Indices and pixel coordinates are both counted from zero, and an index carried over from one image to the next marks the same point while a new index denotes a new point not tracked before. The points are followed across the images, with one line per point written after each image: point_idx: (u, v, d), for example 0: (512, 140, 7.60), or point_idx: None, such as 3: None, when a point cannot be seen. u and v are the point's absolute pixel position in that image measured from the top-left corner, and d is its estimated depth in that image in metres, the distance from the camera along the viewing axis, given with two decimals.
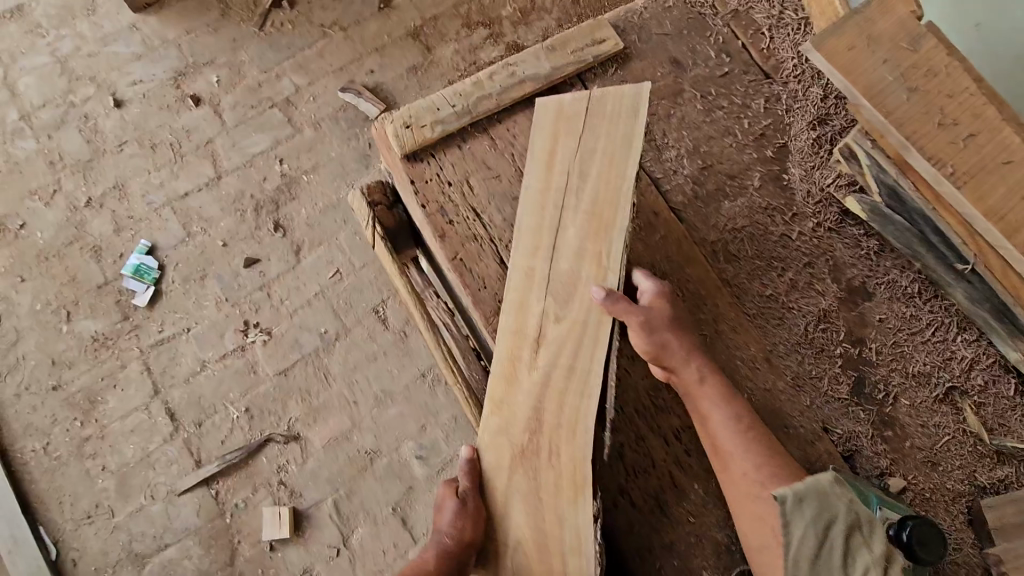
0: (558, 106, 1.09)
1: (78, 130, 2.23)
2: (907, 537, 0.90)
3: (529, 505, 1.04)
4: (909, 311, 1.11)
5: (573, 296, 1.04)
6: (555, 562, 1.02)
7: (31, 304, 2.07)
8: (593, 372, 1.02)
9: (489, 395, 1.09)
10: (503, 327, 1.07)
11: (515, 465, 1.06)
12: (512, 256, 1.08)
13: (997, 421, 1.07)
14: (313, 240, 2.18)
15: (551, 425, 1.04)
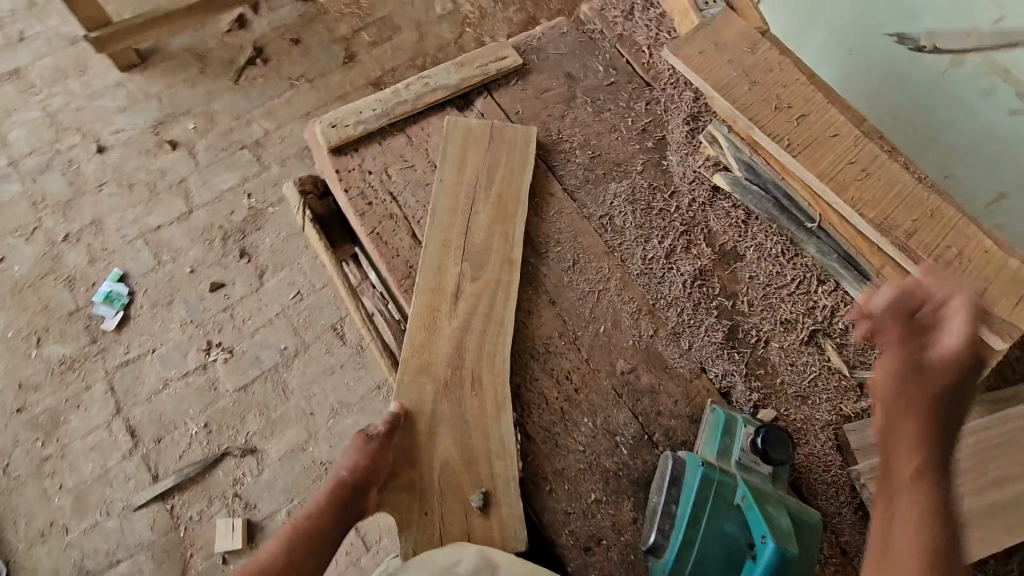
0: (465, 126, 1.31)
1: (61, 174, 2.42)
2: (760, 440, 1.01)
3: (455, 428, 1.12)
4: (774, 268, 1.27)
5: (487, 261, 1.22)
6: (485, 476, 1.09)
7: (4, 332, 2.18)
8: (507, 315, 1.19)
9: (407, 341, 1.17)
10: (419, 286, 1.19)
11: (438, 395, 1.14)
12: (429, 229, 1.23)
13: (858, 358, 1.22)
14: (276, 265, 2.35)
15: (474, 357, 1.16)
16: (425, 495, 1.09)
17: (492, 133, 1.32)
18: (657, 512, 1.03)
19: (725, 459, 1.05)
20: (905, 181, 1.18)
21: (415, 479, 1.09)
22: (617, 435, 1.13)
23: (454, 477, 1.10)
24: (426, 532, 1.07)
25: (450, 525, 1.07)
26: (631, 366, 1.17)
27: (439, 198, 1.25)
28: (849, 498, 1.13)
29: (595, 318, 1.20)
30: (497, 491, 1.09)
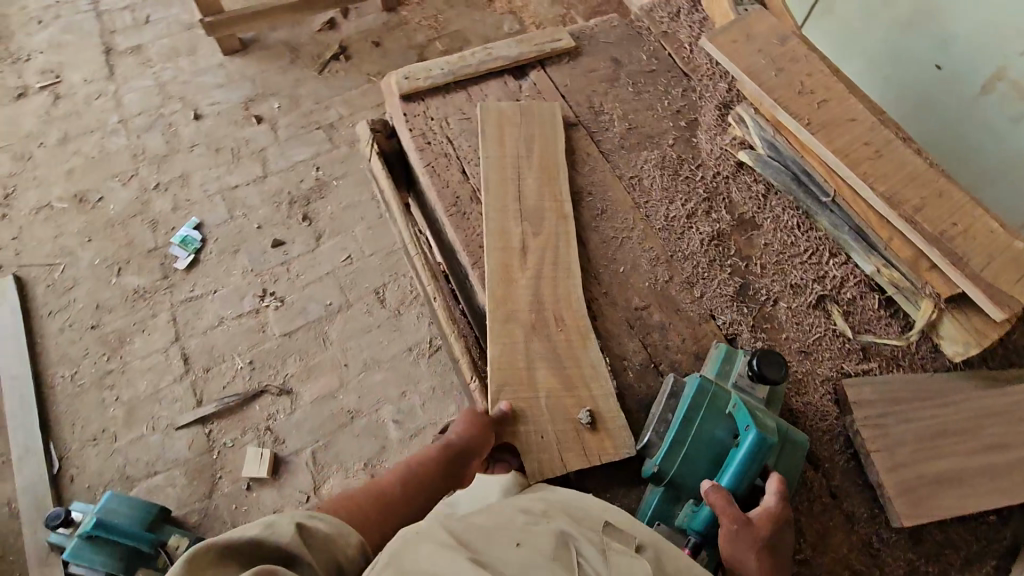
0: (497, 111, 1.48)
1: (161, 133, 2.76)
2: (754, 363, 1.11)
3: (549, 358, 1.19)
4: (789, 238, 1.36)
5: (544, 218, 1.35)
6: (589, 398, 1.16)
7: (92, 259, 2.45)
8: (572, 259, 1.31)
9: (489, 296, 1.26)
10: (490, 247, 1.32)
11: (529, 336, 1.22)
12: (486, 199, 1.37)
13: (863, 325, 1.28)
14: (333, 230, 2.57)
15: (552, 300, 1.26)
16: (531, 419, 1.14)
17: (522, 114, 1.49)
18: (652, 417, 1.12)
19: (722, 380, 1.15)
20: (916, 164, 1.27)
21: (523, 407, 1.15)
22: (626, 360, 1.23)
23: (562, 404, 1.16)
24: (545, 453, 1.11)
25: (566, 445, 1.12)
26: (645, 304, 1.29)
27: (489, 171, 1.40)
28: (842, 448, 1.18)
29: (615, 262, 1.34)
30: (602, 414, 1.15)
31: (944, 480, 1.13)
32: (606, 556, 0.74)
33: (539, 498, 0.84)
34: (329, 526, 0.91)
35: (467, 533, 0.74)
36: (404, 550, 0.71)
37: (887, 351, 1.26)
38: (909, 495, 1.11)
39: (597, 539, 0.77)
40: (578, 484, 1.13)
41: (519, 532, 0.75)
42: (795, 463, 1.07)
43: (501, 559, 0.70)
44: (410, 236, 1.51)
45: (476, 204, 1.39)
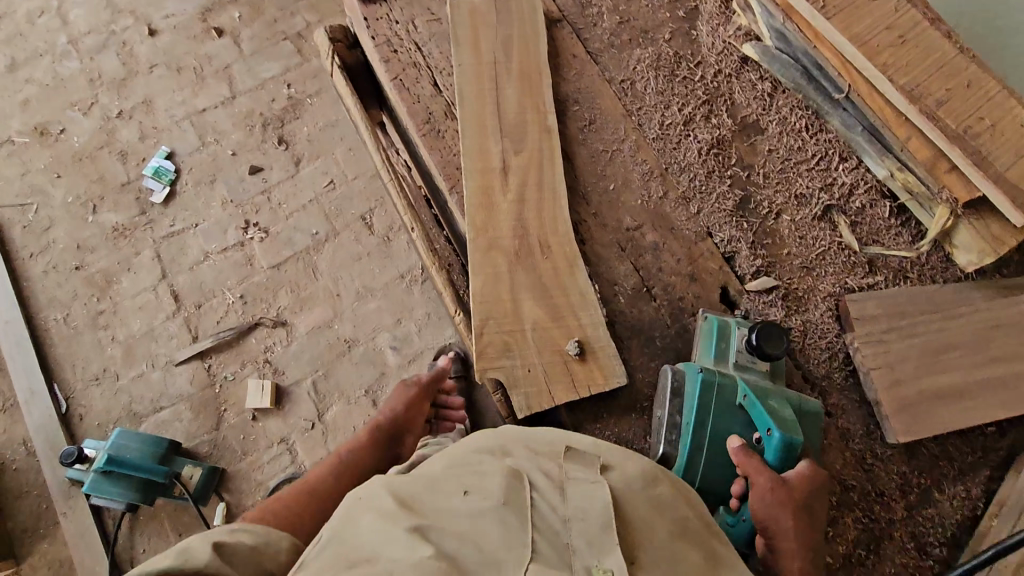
0: (470, 8, 1.30)
1: (116, 54, 2.53)
2: (756, 342, 1.01)
3: (534, 288, 1.13)
4: (796, 143, 1.24)
5: (526, 133, 1.23)
6: (577, 329, 1.11)
7: (64, 197, 2.35)
8: (558, 178, 1.20)
9: (469, 222, 1.17)
10: (467, 168, 1.20)
11: (512, 265, 1.14)
12: (462, 112, 1.24)
13: (871, 236, 1.19)
14: (312, 154, 2.42)
15: (537, 227, 1.17)
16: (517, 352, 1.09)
17: (498, 11, 1.31)
18: (660, 424, 1.03)
19: (722, 364, 1.06)
20: (944, 51, 1.12)
21: (510, 341, 1.10)
22: (617, 285, 1.17)
23: (548, 334, 1.11)
24: (533, 386, 1.08)
25: (553, 378, 1.09)
26: (637, 224, 1.20)
27: (463, 79, 1.25)
28: (841, 365, 1.14)
29: (604, 179, 1.23)
30: (590, 346, 1.10)
31: (945, 394, 1.10)
32: (560, 489, 0.76)
33: (494, 437, 0.85)
34: (255, 535, 0.88)
35: (414, 489, 0.75)
36: (350, 519, 0.72)
37: (895, 263, 1.18)
38: (907, 411, 1.08)
39: (552, 473, 0.78)
40: (568, 414, 1.10)
41: (469, 478, 0.76)
42: (813, 433, 1.01)
43: (447, 508, 0.72)
44: (380, 157, 1.43)
45: (450, 119, 1.27)
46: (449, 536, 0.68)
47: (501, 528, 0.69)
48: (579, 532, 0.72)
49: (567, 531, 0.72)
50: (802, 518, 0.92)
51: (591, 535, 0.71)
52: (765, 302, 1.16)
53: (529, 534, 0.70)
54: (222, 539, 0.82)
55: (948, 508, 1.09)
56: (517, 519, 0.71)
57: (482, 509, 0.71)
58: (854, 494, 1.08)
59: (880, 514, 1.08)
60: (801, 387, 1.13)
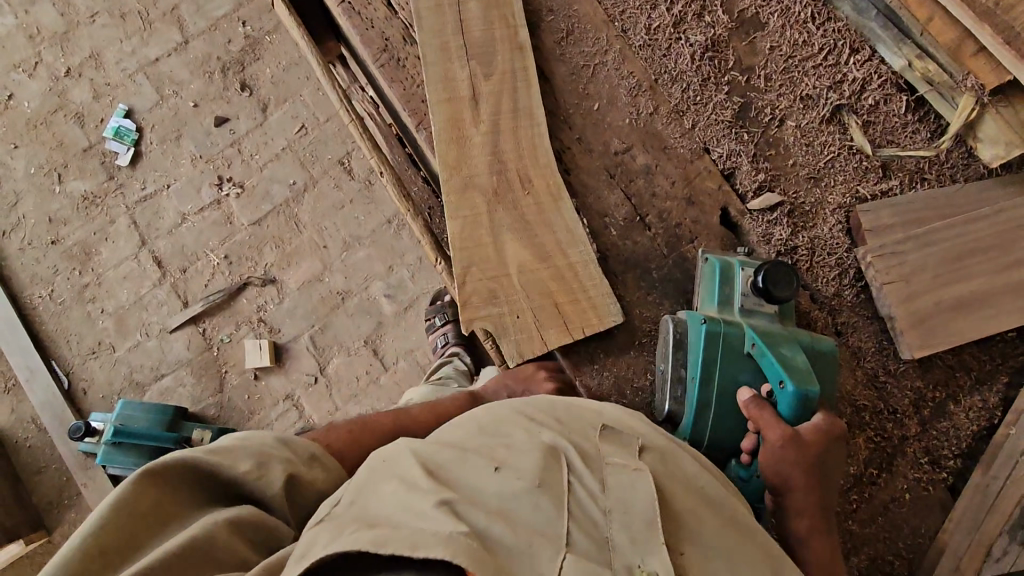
0: None
1: (51, 4, 2.32)
2: (760, 281, 0.90)
3: (518, 228, 1.04)
4: (801, 36, 1.10)
5: (495, 52, 1.10)
6: (567, 269, 1.03)
7: (26, 168, 2.23)
8: (534, 101, 1.08)
9: (440, 158, 1.06)
10: (433, 100, 1.08)
11: (491, 204, 1.05)
12: (422, 34, 1.10)
13: (886, 137, 1.07)
14: (279, 97, 2.26)
15: (514, 158, 1.07)
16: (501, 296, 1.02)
17: None
18: (665, 379, 0.93)
19: (727, 310, 0.94)
20: None
21: (496, 286, 1.03)
22: (607, 216, 1.08)
23: (536, 275, 1.03)
24: (525, 332, 1.02)
25: (545, 322, 1.02)
26: (626, 146, 1.09)
27: None
28: (853, 283, 1.06)
29: (586, 98, 1.11)
30: (584, 285, 1.03)
31: (963, 304, 1.02)
32: (601, 474, 0.65)
33: (526, 405, 0.75)
34: (330, 471, 0.80)
35: (442, 457, 0.65)
36: (371, 486, 0.63)
37: (914, 165, 1.07)
38: (925, 324, 1.01)
39: (587, 450, 0.67)
40: (563, 358, 1.04)
41: (500, 452, 0.66)
42: (829, 382, 0.89)
43: (476, 487, 0.62)
44: (340, 98, 1.30)
45: (409, 45, 1.14)
46: (480, 513, 0.58)
47: (534, 513, 0.60)
48: (621, 526, 0.61)
49: (607, 523, 0.61)
50: (816, 477, 0.78)
51: (633, 535, 0.60)
52: (768, 221, 1.07)
53: (563, 521, 0.59)
54: (298, 466, 0.75)
55: (964, 419, 1.04)
56: (551, 502, 0.61)
57: (513, 490, 0.61)
58: (865, 414, 1.04)
59: (892, 432, 1.04)
60: (809, 309, 1.05)
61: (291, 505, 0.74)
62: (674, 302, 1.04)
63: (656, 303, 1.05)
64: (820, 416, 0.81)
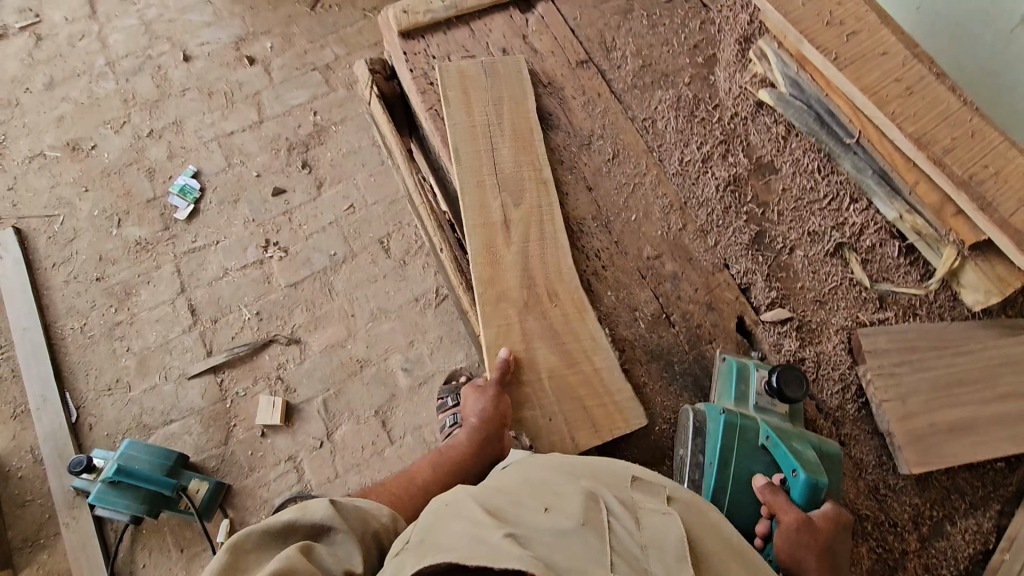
0: (458, 69, 1.37)
1: (150, 77, 2.64)
2: (774, 381, 1.02)
3: (547, 338, 1.18)
4: (809, 183, 1.31)
5: (524, 187, 1.29)
6: (592, 373, 1.16)
7: (90, 211, 2.41)
8: (558, 231, 1.26)
9: (477, 276, 1.22)
10: (468, 226, 1.25)
11: (522, 314, 1.19)
12: (462, 170, 1.29)
13: (881, 274, 1.24)
14: (334, 178, 2.50)
15: (544, 277, 1.22)
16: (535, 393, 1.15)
17: (485, 74, 1.38)
18: (683, 463, 1.01)
19: (742, 405, 1.05)
20: (949, 102, 1.20)
21: (527, 391, 1.15)
22: (637, 310, 1.21)
23: (565, 378, 1.15)
24: (556, 434, 1.12)
25: (576, 426, 1.12)
26: (657, 254, 1.26)
27: (457, 138, 1.31)
28: (853, 397, 1.16)
29: (625, 209, 1.30)
30: (613, 395, 1.14)
31: (956, 429, 1.13)
32: (635, 518, 0.73)
33: (563, 459, 0.84)
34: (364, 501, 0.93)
35: (498, 502, 0.74)
36: (435, 526, 0.72)
37: (903, 299, 1.22)
38: (920, 442, 1.11)
39: (625, 499, 0.76)
40: (589, 434, 1.12)
41: (549, 496, 0.74)
42: (836, 478, 0.98)
43: (529, 523, 0.70)
44: (414, 183, 1.49)
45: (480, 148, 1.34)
46: (539, 546, 0.66)
47: (584, 542, 0.67)
48: (657, 560, 0.68)
49: (645, 557, 0.69)
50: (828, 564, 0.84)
51: (668, 566, 0.67)
52: (779, 332, 1.20)
53: (607, 554, 0.66)
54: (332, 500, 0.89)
55: (961, 541, 1.10)
56: (597, 537, 0.68)
57: (563, 527, 0.69)
58: (867, 523, 1.10)
59: (894, 545, 1.09)
60: (815, 417, 1.16)
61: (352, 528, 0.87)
62: (693, 395, 1.15)
63: (676, 393, 1.15)
64: (828, 506, 0.89)
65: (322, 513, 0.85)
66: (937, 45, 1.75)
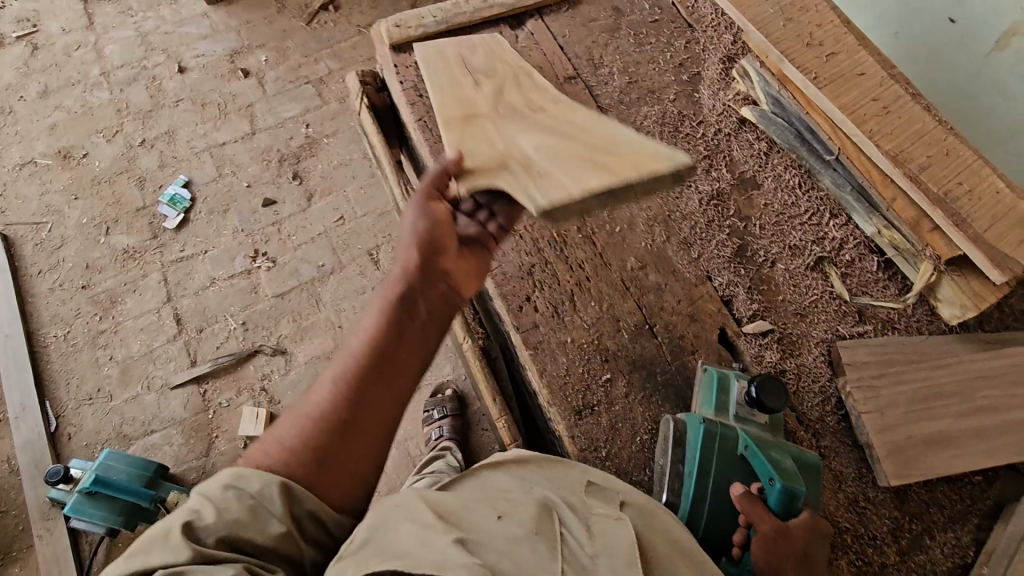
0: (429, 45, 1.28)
1: (145, 87, 2.66)
2: (753, 391, 1.03)
3: (532, 129, 1.11)
4: (790, 199, 1.33)
5: (498, 68, 1.24)
6: (598, 143, 1.05)
7: (79, 218, 2.40)
8: (535, 81, 1.22)
9: (444, 117, 1.13)
10: (444, 111, 1.14)
11: (501, 121, 1.12)
12: (435, 84, 1.19)
13: (860, 288, 1.26)
14: (325, 190, 2.51)
15: (526, 106, 1.17)
16: (526, 164, 1.03)
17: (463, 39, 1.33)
18: (664, 472, 1.01)
19: (724, 415, 1.06)
20: (925, 121, 1.23)
21: (518, 164, 1.03)
22: (620, 321, 1.22)
23: (561, 149, 1.05)
24: (556, 182, 0.97)
25: (594, 172, 0.98)
26: (641, 265, 1.27)
27: (431, 63, 1.23)
28: (834, 409, 1.17)
29: (610, 220, 1.31)
30: (619, 152, 1.03)
31: (933, 442, 1.13)
32: (587, 526, 0.80)
33: (521, 469, 0.93)
34: (240, 484, 0.80)
35: (454, 507, 0.81)
36: (388, 524, 0.78)
37: (883, 314, 1.24)
38: (897, 454, 1.11)
39: (577, 506, 0.84)
40: (570, 444, 1.12)
41: (501, 505, 0.83)
42: (815, 488, 0.99)
43: (481, 528, 0.78)
44: (403, 194, 1.51)
45: None
46: (489, 551, 0.73)
47: (533, 549, 0.74)
48: (606, 564, 0.74)
49: (594, 565, 0.74)
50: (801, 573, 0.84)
51: (616, 570, 0.73)
52: (760, 344, 1.21)
53: (557, 561, 0.74)
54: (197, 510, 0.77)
55: (939, 554, 1.10)
56: (546, 547, 0.76)
57: (515, 534, 0.77)
58: (847, 536, 1.09)
59: (873, 558, 1.09)
60: (795, 429, 1.16)
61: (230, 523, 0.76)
62: (674, 405, 1.15)
63: (657, 404, 1.15)
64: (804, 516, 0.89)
65: (179, 536, 0.72)
66: (915, 69, 1.80)
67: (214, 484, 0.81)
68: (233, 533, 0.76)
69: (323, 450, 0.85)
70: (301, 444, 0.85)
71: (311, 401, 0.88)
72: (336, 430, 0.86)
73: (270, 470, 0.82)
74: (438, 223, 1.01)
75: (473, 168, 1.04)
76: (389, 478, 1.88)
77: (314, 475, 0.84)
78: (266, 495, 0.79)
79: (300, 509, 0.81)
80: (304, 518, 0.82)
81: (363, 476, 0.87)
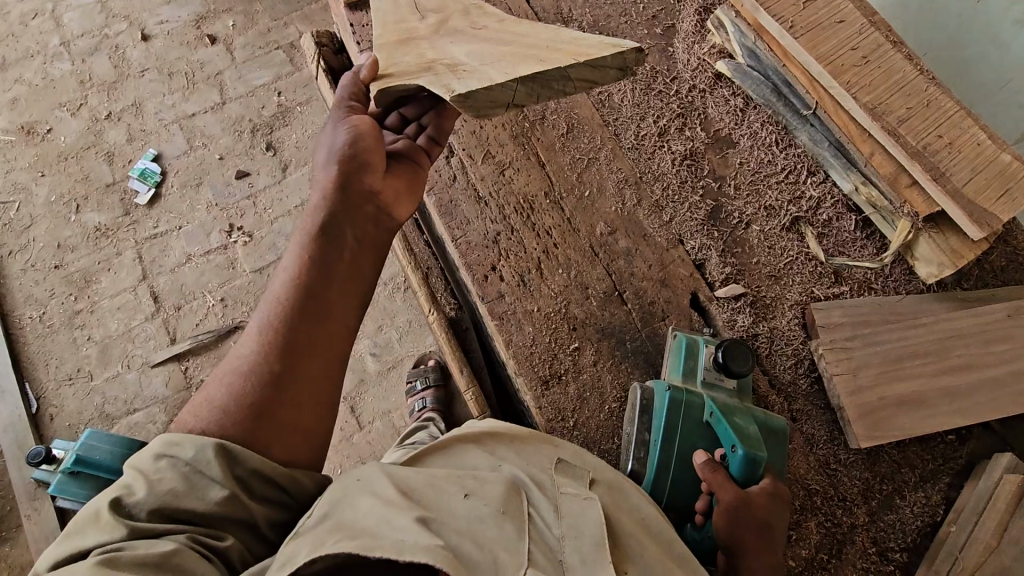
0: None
1: (108, 57, 2.56)
2: (721, 355, 1.02)
3: (467, 38, 1.01)
4: (766, 156, 1.28)
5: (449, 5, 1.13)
6: (535, 44, 0.95)
7: (47, 196, 2.34)
8: (489, 10, 1.12)
9: (380, 41, 1.03)
10: (382, 38, 1.04)
11: (434, 36, 1.04)
12: (378, 25, 1.07)
13: (837, 248, 1.22)
14: (300, 160, 2.43)
15: (471, 27, 1.07)
16: (454, 65, 0.91)
17: None
18: (630, 440, 1.02)
19: (690, 380, 1.05)
20: (906, 72, 1.17)
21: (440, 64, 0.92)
22: (588, 288, 1.18)
23: (493, 50, 0.94)
24: (481, 74, 0.84)
25: (523, 63, 0.85)
26: (611, 230, 1.23)
27: (380, 10, 1.11)
28: (806, 372, 1.16)
29: (579, 185, 1.26)
30: (559, 48, 0.91)
31: (906, 403, 1.12)
32: (555, 505, 0.79)
33: (489, 441, 0.90)
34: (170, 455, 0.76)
35: (418, 482, 0.77)
36: (346, 500, 0.74)
37: (862, 271, 1.21)
38: (870, 417, 1.10)
39: (546, 484, 0.83)
40: (538, 415, 1.11)
41: (469, 481, 0.78)
42: (781, 453, 0.99)
43: (446, 507, 0.74)
44: None
45: None
46: (453, 532, 0.70)
47: (498, 530, 0.73)
48: (574, 547, 0.74)
49: (560, 547, 0.75)
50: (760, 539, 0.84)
51: (584, 553, 0.74)
52: (732, 308, 1.18)
53: (524, 541, 0.73)
54: (126, 487, 0.74)
55: (909, 514, 1.11)
56: (512, 527, 0.74)
57: (482, 514, 0.74)
58: (817, 498, 1.09)
59: (842, 519, 1.09)
60: (766, 393, 1.14)
61: (163, 495, 0.73)
62: (644, 372, 1.13)
63: (627, 372, 1.13)
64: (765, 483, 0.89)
65: (109, 517, 0.70)
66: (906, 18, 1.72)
67: (146, 455, 0.77)
68: (169, 504, 0.73)
69: (260, 403, 0.82)
70: (234, 402, 0.82)
71: (240, 353, 0.86)
72: (269, 384, 0.83)
73: (208, 436, 0.79)
74: (358, 135, 0.97)
75: (392, 73, 0.93)
76: (374, 451, 1.88)
77: (252, 430, 0.81)
78: (200, 460, 0.76)
79: (242, 468, 0.78)
80: (248, 478, 0.79)
81: (311, 427, 0.86)
